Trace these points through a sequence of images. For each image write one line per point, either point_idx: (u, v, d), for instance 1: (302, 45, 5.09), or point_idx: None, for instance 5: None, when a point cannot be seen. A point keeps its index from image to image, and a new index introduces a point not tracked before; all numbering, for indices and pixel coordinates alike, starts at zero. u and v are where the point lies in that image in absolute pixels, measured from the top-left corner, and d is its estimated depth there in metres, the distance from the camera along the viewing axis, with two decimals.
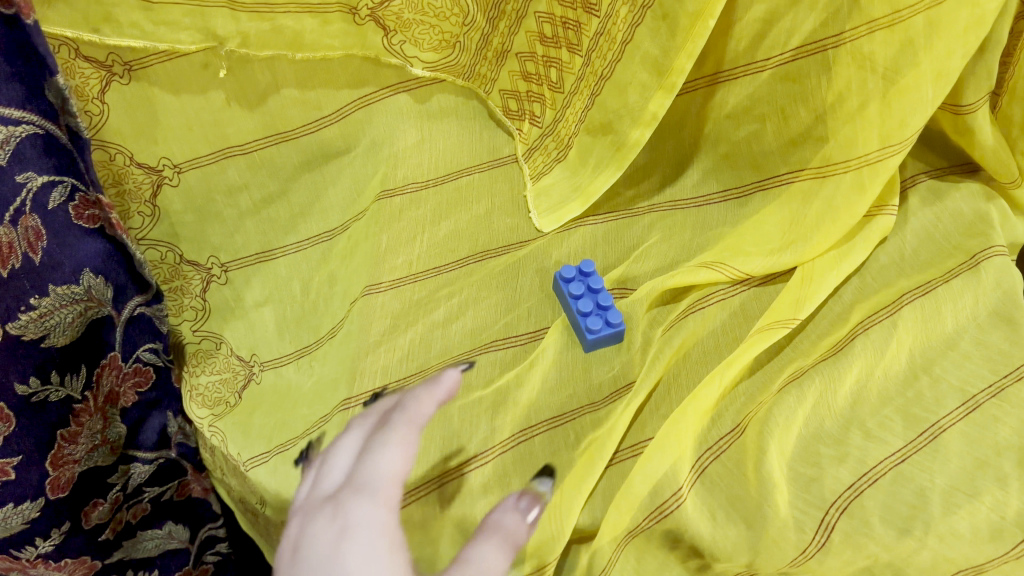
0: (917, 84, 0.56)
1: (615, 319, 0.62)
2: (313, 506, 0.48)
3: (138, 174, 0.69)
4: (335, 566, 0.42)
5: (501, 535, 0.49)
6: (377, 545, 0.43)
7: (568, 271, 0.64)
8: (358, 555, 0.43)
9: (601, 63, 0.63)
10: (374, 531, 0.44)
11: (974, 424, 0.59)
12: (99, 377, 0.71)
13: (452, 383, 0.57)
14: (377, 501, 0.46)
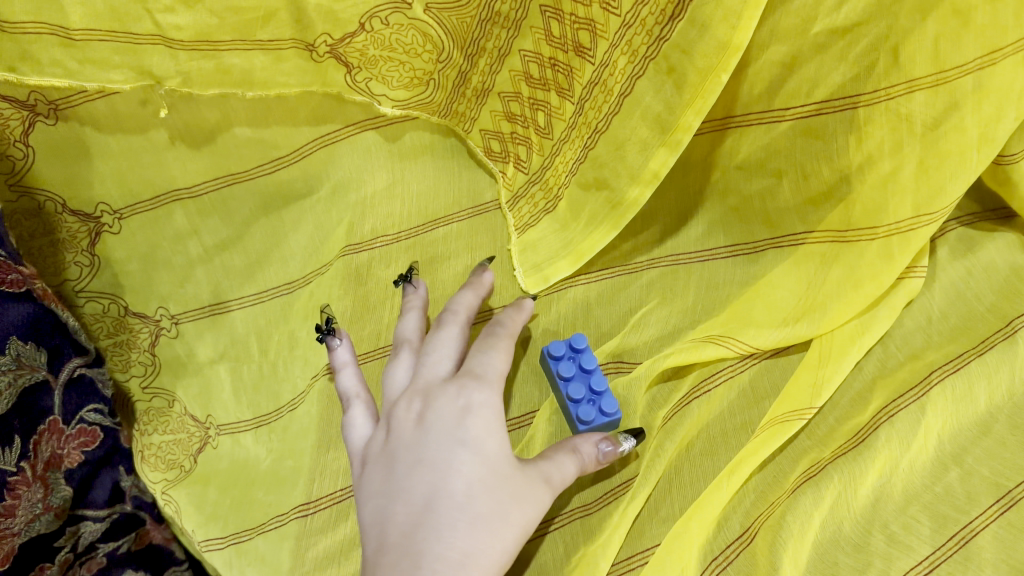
0: (960, 150, 0.49)
1: (611, 409, 0.54)
2: (425, 383, 0.49)
3: (73, 223, 0.63)
4: (456, 441, 0.44)
5: (572, 447, 0.49)
6: (497, 435, 0.45)
7: (557, 348, 0.56)
8: (486, 434, 0.45)
9: (595, 113, 0.55)
10: (495, 420, 0.46)
11: (1011, 526, 0.53)
12: (37, 444, 0.62)
13: (530, 311, 0.56)
14: (491, 386, 0.47)
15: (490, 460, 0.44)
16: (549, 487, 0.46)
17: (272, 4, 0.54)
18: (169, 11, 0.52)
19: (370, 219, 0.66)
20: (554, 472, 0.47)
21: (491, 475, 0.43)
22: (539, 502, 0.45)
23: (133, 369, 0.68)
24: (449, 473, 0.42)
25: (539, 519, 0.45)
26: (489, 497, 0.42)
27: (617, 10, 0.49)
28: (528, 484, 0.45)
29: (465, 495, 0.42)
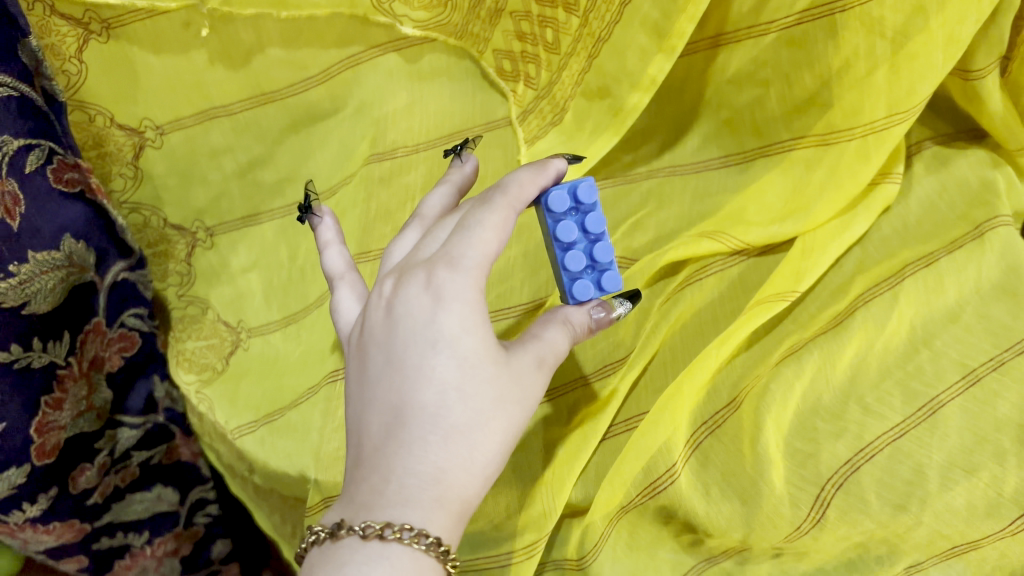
0: (927, 51, 0.55)
1: (612, 287, 0.51)
2: (408, 268, 0.46)
3: (120, 137, 0.69)
4: (428, 345, 0.42)
5: (562, 323, 0.49)
6: (475, 327, 0.42)
7: (561, 203, 0.49)
8: (462, 331, 0.42)
9: (598, 24, 0.61)
10: (473, 311, 0.42)
11: (974, 398, 0.58)
12: (84, 342, 0.70)
13: (552, 174, 0.49)
14: (472, 269, 0.43)
15: (466, 360, 0.42)
16: (534, 374, 0.45)
17: None
18: None
19: (393, 132, 0.69)
20: (544, 352, 0.46)
21: (467, 378, 0.41)
22: (521, 393, 0.43)
23: (170, 280, 0.75)
24: (421, 380, 0.41)
25: (527, 404, 0.44)
26: (465, 403, 0.41)
27: None
28: (510, 378, 0.43)
29: (437, 404, 0.40)
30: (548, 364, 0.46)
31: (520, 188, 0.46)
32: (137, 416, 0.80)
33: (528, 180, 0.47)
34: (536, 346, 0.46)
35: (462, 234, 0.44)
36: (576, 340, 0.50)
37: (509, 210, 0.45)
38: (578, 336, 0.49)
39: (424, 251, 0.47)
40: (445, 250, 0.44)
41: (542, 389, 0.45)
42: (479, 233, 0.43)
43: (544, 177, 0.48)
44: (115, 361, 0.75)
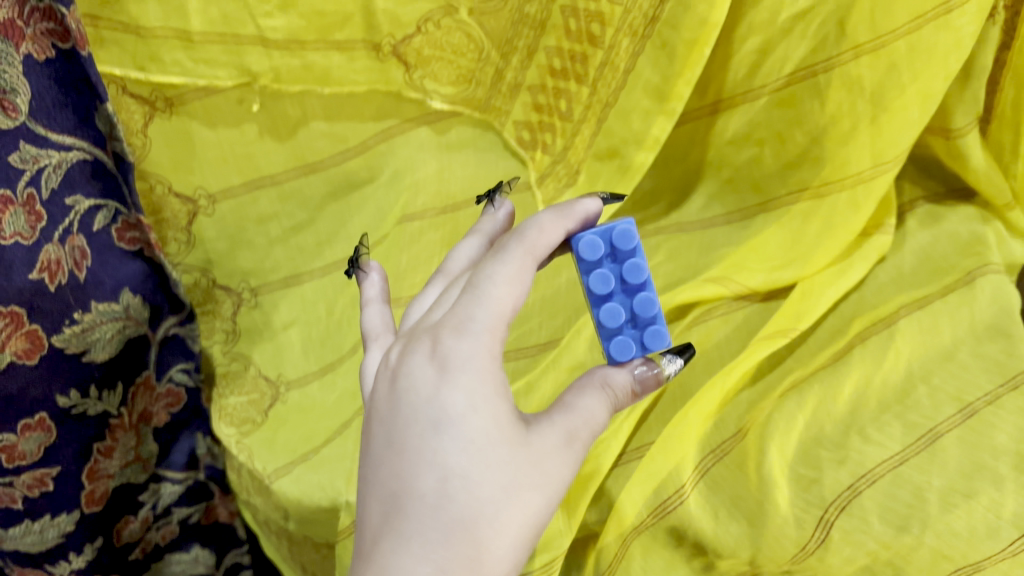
0: (905, 106, 0.61)
1: (658, 347, 0.44)
2: (416, 334, 0.41)
3: (176, 204, 0.76)
4: (431, 424, 0.36)
5: (601, 387, 0.41)
6: (484, 402, 0.36)
7: (593, 251, 0.43)
8: (468, 408, 0.36)
9: (606, 90, 0.68)
10: (482, 384, 0.36)
11: (972, 429, 0.61)
12: (134, 395, 0.75)
13: (580, 216, 0.44)
14: (483, 332, 0.37)
15: (474, 441, 0.35)
16: (561, 456, 0.38)
17: (349, 8, 0.68)
18: (268, 16, 0.67)
19: (422, 195, 0.76)
20: (578, 426, 0.39)
21: (473, 462, 0.35)
22: (543, 479, 0.36)
23: (216, 337, 0.81)
24: (421, 465, 0.35)
25: (553, 492, 0.37)
26: (472, 491, 0.34)
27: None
28: (528, 460, 0.36)
29: (438, 494, 0.34)
30: (580, 441, 0.39)
31: (540, 238, 0.40)
32: (181, 471, 0.83)
33: (552, 228, 0.41)
34: (564, 419, 0.39)
35: (472, 292, 0.38)
36: (619, 408, 0.42)
37: (525, 263, 0.39)
38: (620, 404, 0.42)
39: (434, 316, 0.42)
40: (453, 313, 0.38)
41: (573, 473, 0.38)
42: (491, 292, 0.38)
43: (569, 221, 0.43)
44: (161, 415, 0.79)
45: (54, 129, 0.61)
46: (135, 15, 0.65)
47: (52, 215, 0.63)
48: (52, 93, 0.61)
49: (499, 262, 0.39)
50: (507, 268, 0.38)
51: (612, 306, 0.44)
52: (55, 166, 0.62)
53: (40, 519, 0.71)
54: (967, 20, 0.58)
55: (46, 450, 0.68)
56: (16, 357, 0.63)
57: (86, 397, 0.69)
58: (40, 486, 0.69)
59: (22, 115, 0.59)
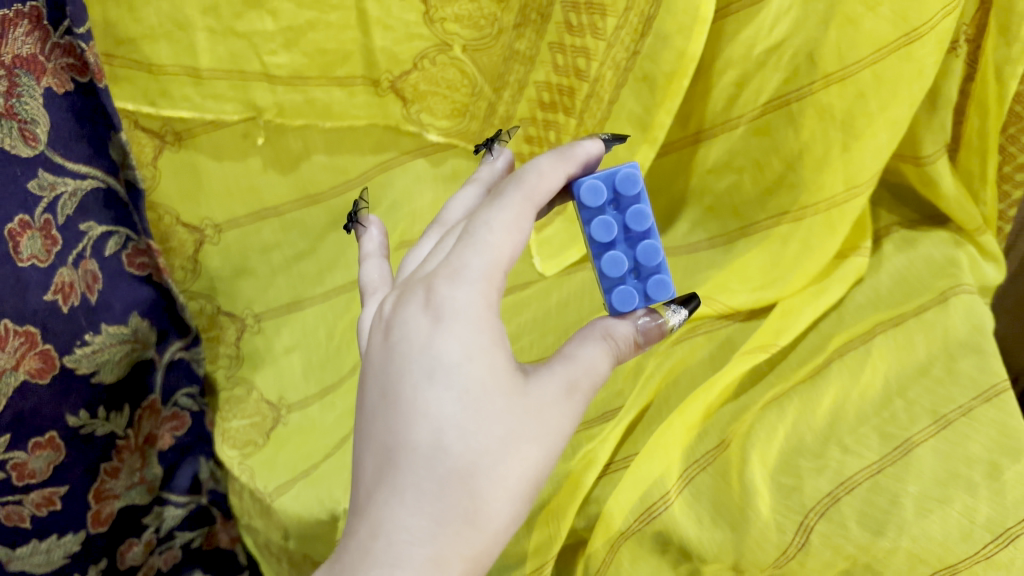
0: (873, 132, 0.64)
1: (661, 296, 0.47)
2: (411, 285, 0.43)
3: (183, 233, 0.79)
4: (425, 374, 0.38)
5: (603, 337, 0.45)
6: (478, 353, 0.39)
7: (597, 197, 0.46)
8: (464, 358, 0.38)
9: (592, 122, 0.72)
10: (477, 334, 0.39)
11: (947, 439, 0.63)
12: (140, 418, 0.78)
13: (581, 159, 0.45)
14: (477, 280, 0.40)
15: (469, 390, 0.38)
16: (558, 404, 0.40)
17: (349, 47, 0.72)
18: (273, 53, 0.71)
19: (419, 224, 0.82)
20: (580, 376, 0.42)
21: (469, 413, 0.38)
22: (539, 426, 0.39)
23: (221, 361, 0.84)
24: (416, 417, 0.38)
25: (550, 440, 0.40)
26: (467, 442, 0.37)
27: (603, 34, 0.67)
28: (524, 410, 0.39)
29: (434, 444, 0.37)
30: (579, 389, 0.42)
31: (539, 184, 0.43)
32: (183, 494, 0.84)
33: (549, 170, 0.43)
34: (562, 368, 0.42)
35: (471, 240, 0.40)
36: (622, 355, 0.45)
37: (521, 210, 0.41)
38: (623, 352, 0.45)
39: (428, 265, 0.44)
40: (450, 261, 0.40)
41: (572, 419, 0.41)
42: (487, 239, 0.40)
43: (569, 164, 0.45)
44: (166, 439, 0.82)
45: (71, 158, 0.65)
46: (148, 55, 0.69)
47: (66, 240, 0.66)
48: (70, 124, 0.64)
49: (497, 208, 0.41)
50: (504, 215, 0.41)
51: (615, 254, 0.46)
52: (70, 194, 0.65)
53: (47, 539, 0.72)
54: (929, 51, 0.60)
55: (54, 469, 0.70)
56: (29, 376, 0.65)
57: (94, 418, 0.72)
58: (47, 505, 0.71)
59: (42, 145, 0.62)
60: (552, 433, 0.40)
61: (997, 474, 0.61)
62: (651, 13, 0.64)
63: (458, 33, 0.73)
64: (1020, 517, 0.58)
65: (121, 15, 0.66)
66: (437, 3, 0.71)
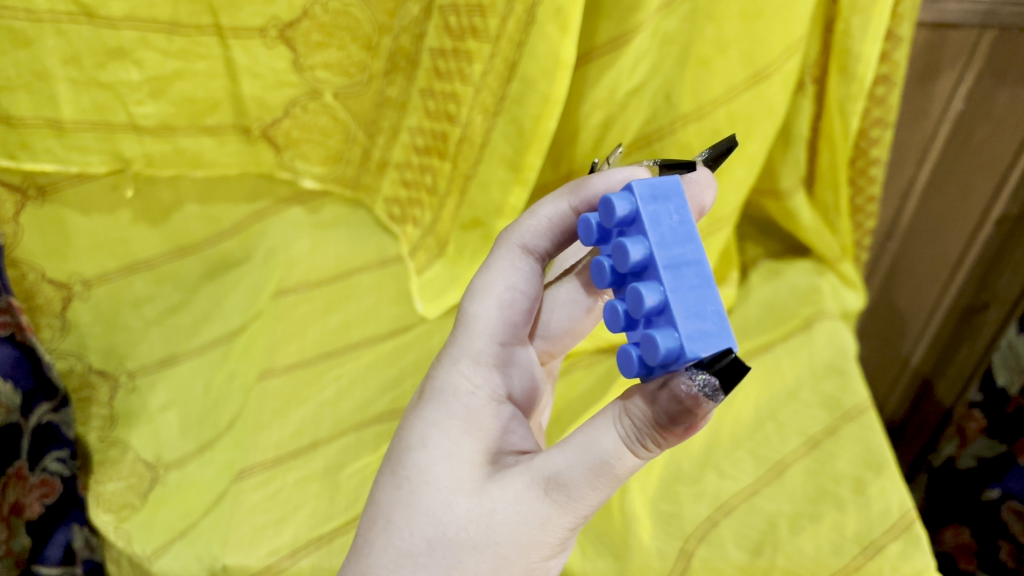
0: (731, 169, 0.69)
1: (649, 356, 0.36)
2: None
3: (50, 289, 0.76)
4: (393, 457, 0.43)
5: (621, 415, 0.37)
6: (433, 443, 0.41)
7: (590, 234, 0.40)
8: (418, 447, 0.42)
9: (466, 164, 0.73)
10: (440, 424, 0.42)
11: (816, 459, 0.67)
12: (5, 486, 0.70)
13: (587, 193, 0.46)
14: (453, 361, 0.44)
15: (413, 479, 0.41)
16: (517, 508, 0.38)
17: (218, 95, 0.72)
18: (139, 103, 0.70)
19: (297, 270, 0.81)
20: (561, 470, 0.37)
21: (407, 505, 0.40)
22: (480, 530, 0.38)
23: (92, 423, 0.78)
24: (375, 501, 0.42)
25: (494, 543, 0.37)
26: (399, 535, 0.40)
27: (471, 80, 0.68)
28: (462, 508, 0.39)
29: (376, 533, 0.41)
30: (566, 489, 0.37)
31: (535, 239, 0.47)
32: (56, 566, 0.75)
33: (547, 213, 0.47)
34: (552, 461, 0.38)
35: (461, 318, 0.46)
36: (654, 441, 0.37)
37: (521, 276, 0.47)
38: (642, 438, 0.37)
39: None
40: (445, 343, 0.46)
41: (545, 527, 0.37)
42: (471, 314, 0.46)
43: (570, 198, 0.47)
44: (37, 505, 0.73)
45: None
46: (7, 106, 0.66)
47: None
48: None
49: (493, 269, 0.47)
50: (494, 289, 0.46)
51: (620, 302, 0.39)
52: None
53: None
54: (777, 90, 0.66)
55: None
56: None
57: None
58: None
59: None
60: (501, 536, 0.37)
61: (862, 489, 0.64)
62: (515, 58, 0.65)
63: (328, 80, 0.74)
64: (885, 528, 0.62)
65: None
66: (306, 51, 0.71)
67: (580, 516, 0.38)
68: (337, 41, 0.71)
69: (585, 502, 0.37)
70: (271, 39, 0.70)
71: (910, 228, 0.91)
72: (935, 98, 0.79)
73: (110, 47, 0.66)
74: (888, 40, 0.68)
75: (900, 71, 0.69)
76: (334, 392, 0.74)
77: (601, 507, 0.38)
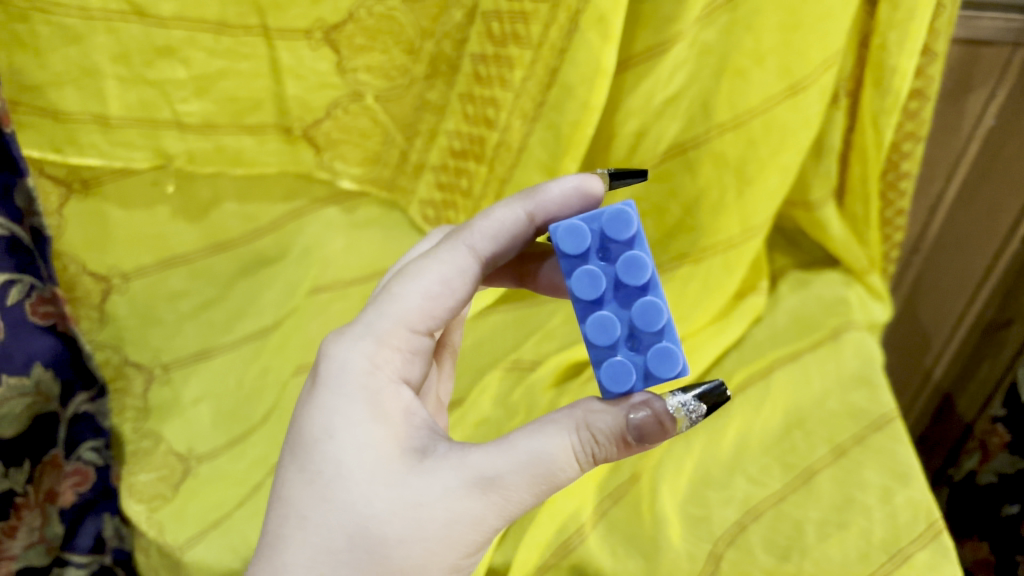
0: (764, 178, 0.70)
1: (663, 366, 0.41)
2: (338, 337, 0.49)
3: (90, 282, 0.78)
4: (297, 448, 0.42)
5: (577, 426, 0.41)
6: (340, 433, 0.41)
7: (580, 241, 0.42)
8: (324, 438, 0.41)
9: (502, 168, 0.74)
10: (345, 412, 0.41)
11: (843, 467, 0.67)
12: (39, 473, 0.74)
13: (548, 198, 0.48)
14: (365, 346, 0.44)
15: (325, 473, 0.40)
16: (448, 503, 0.39)
17: (261, 95, 0.73)
18: (184, 101, 0.71)
19: (332, 268, 0.82)
20: (493, 473, 0.40)
21: (321, 500, 0.40)
22: (407, 524, 0.38)
23: (127, 414, 0.79)
24: (280, 495, 0.41)
25: (422, 538, 0.38)
26: (313, 532, 0.39)
27: (512, 85, 0.69)
28: (383, 502, 0.39)
29: (285, 529, 0.40)
30: (502, 490, 0.40)
31: (484, 241, 0.48)
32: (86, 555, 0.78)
33: (502, 216, 0.48)
34: (483, 461, 0.40)
35: (378, 304, 0.46)
36: (606, 450, 0.41)
37: (456, 268, 0.47)
38: (591, 450, 0.41)
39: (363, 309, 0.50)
40: (351, 325, 0.45)
41: (475, 524, 0.39)
42: (392, 301, 0.45)
43: (519, 209, 0.49)
44: (68, 496, 0.76)
45: None
46: (54, 101, 0.68)
47: None
48: None
49: (431, 258, 0.47)
50: (424, 277, 0.46)
51: (611, 316, 0.42)
52: None
53: None
54: (813, 102, 0.67)
55: None
56: None
57: None
58: None
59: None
60: (428, 530, 0.38)
61: (889, 498, 0.65)
62: (556, 64, 0.67)
63: (369, 83, 0.75)
64: (912, 536, 0.62)
65: (27, 60, 0.66)
66: (349, 54, 0.72)
67: (508, 515, 0.40)
68: (381, 44, 0.72)
69: (515, 502, 0.40)
70: (316, 41, 0.71)
71: (935, 243, 0.91)
72: (966, 115, 0.80)
73: (158, 45, 0.68)
74: (924, 56, 0.69)
75: (935, 86, 0.70)
76: None
77: (525, 509, 0.41)
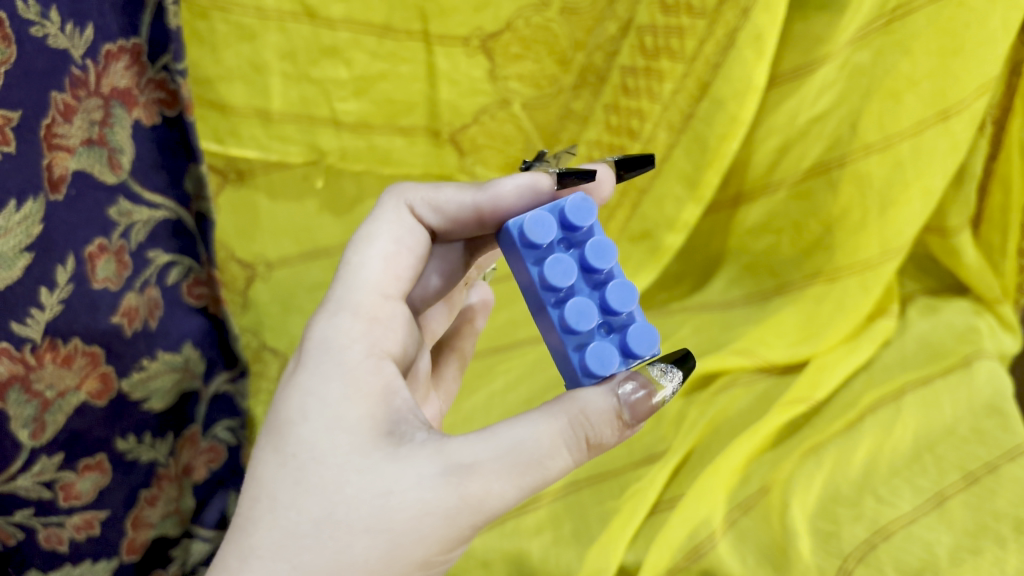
0: (909, 202, 0.70)
1: (642, 343, 0.43)
2: None
3: (236, 269, 0.83)
4: (270, 429, 0.40)
5: (567, 417, 0.39)
6: (314, 415, 0.39)
7: (547, 231, 0.43)
8: (299, 420, 0.39)
9: (642, 179, 0.75)
10: (321, 393, 0.39)
11: (974, 494, 0.67)
12: (180, 447, 0.75)
13: (496, 193, 0.46)
14: (336, 319, 0.43)
15: (297, 457, 0.38)
16: (419, 493, 0.36)
17: (415, 98, 0.76)
18: (343, 100, 0.75)
19: None
20: (469, 463, 0.37)
21: (290, 483, 0.37)
22: (377, 511, 0.36)
23: (262, 398, 0.81)
24: (252, 477, 0.39)
25: (390, 525, 0.36)
26: (279, 517, 0.37)
27: (659, 98, 0.71)
28: (354, 487, 0.37)
29: (251, 513, 0.38)
30: (479, 480, 0.37)
31: (429, 213, 0.49)
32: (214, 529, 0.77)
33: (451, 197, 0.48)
34: (462, 450, 0.38)
35: (347, 277, 0.45)
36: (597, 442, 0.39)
37: (408, 231, 0.48)
38: (576, 441, 0.38)
39: None
40: (327, 303, 0.44)
41: (448, 517, 0.36)
42: (358, 272, 0.45)
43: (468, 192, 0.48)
44: (202, 469, 0.77)
45: (149, 187, 0.68)
46: (224, 95, 0.73)
47: (136, 265, 0.68)
48: (154, 155, 0.69)
49: (382, 225, 0.48)
50: (378, 241, 0.47)
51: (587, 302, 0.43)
52: (143, 223, 0.68)
53: (81, 565, 0.66)
54: (965, 126, 0.67)
55: (99, 492, 0.66)
56: (89, 396, 0.63)
57: (141, 443, 0.70)
58: (86, 529, 0.65)
59: (66, 190, 0.59)
60: (396, 518, 0.36)
61: None
62: (708, 79, 0.68)
63: (518, 91, 0.77)
64: None
65: (203, 55, 0.71)
66: (503, 62, 0.75)
67: (488, 512, 0.37)
68: (533, 54, 0.76)
69: (494, 496, 0.37)
70: (473, 48, 0.74)
71: None
72: None
73: (324, 45, 0.72)
74: None
75: None
76: (502, 385, 0.76)
77: (510, 508, 0.38)
